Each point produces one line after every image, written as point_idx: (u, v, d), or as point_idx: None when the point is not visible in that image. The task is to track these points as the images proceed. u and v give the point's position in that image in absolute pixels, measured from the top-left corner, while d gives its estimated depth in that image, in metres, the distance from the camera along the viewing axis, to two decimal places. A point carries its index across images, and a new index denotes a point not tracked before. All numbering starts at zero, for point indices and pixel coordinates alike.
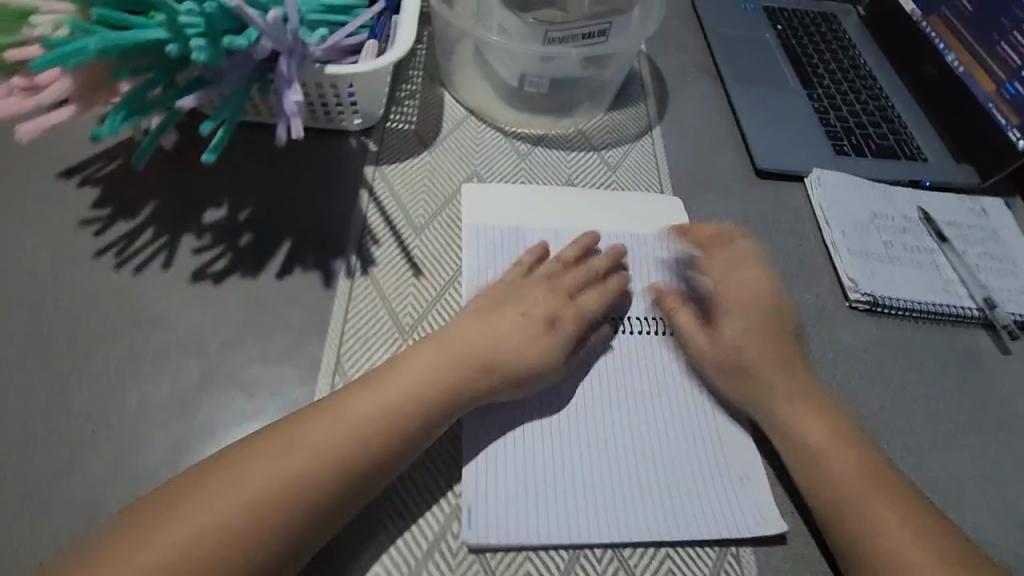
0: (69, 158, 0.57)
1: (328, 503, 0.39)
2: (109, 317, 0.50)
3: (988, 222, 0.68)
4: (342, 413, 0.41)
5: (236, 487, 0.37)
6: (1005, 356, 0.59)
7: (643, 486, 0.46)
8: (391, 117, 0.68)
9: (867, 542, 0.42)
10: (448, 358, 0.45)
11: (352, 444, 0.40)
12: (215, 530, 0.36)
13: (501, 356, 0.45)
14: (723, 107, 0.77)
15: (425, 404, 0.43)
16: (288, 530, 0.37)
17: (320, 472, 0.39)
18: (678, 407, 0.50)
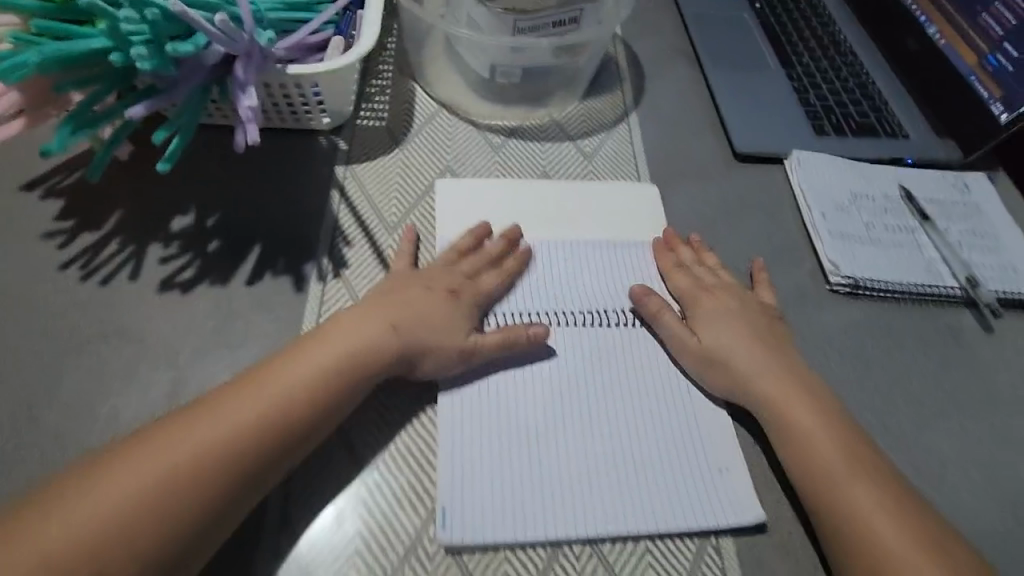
0: (31, 170, 0.56)
1: (255, 466, 0.39)
2: (76, 331, 0.49)
3: (970, 198, 0.68)
4: (263, 384, 0.41)
5: (161, 453, 0.37)
6: (987, 334, 0.59)
7: (616, 480, 0.45)
8: (361, 114, 0.66)
9: (857, 536, 0.41)
10: (368, 322, 0.46)
11: (278, 407, 0.41)
12: (137, 498, 0.35)
13: (414, 325, 0.47)
14: (702, 90, 0.75)
15: (346, 370, 0.44)
16: (216, 494, 0.37)
17: (247, 435, 0.39)
18: (639, 396, 0.50)
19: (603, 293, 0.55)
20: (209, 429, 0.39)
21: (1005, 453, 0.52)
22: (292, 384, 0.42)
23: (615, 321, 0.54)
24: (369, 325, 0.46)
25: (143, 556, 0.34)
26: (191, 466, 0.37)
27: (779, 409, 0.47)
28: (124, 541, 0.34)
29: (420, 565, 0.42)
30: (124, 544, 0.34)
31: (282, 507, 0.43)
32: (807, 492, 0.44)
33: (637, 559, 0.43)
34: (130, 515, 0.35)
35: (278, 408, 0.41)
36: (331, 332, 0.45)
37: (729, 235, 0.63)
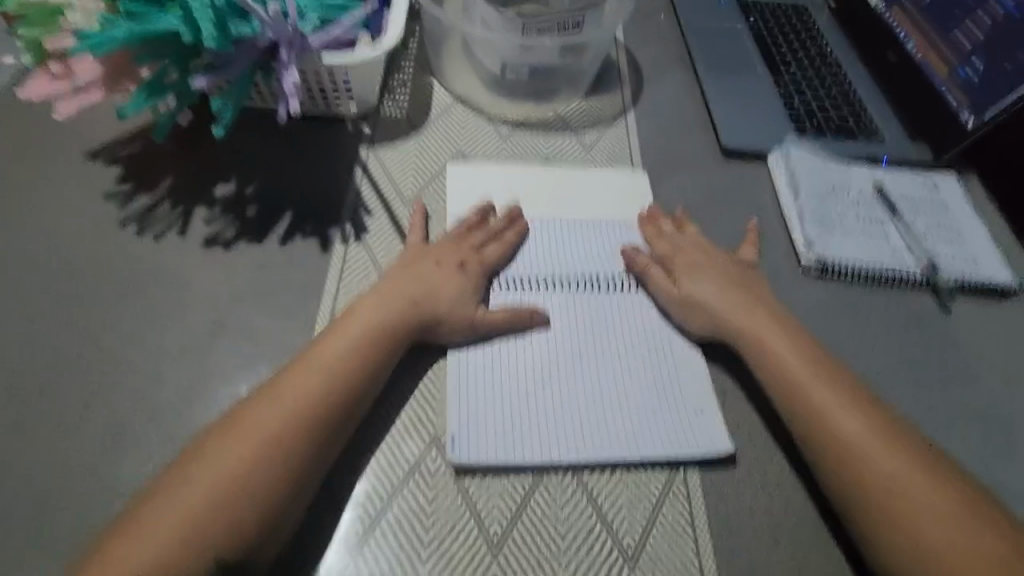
0: (96, 140, 0.64)
1: (318, 433, 0.44)
2: (132, 275, 0.56)
3: (937, 196, 0.74)
4: (303, 366, 0.46)
5: (236, 439, 0.42)
6: (945, 314, 0.65)
7: (621, 429, 0.51)
8: (385, 103, 0.74)
9: (911, 547, 0.43)
10: (389, 302, 0.51)
11: (325, 381, 0.46)
12: (226, 478, 0.40)
13: (426, 296, 0.52)
14: (696, 92, 0.82)
15: (376, 343, 0.49)
16: (290, 462, 0.42)
17: (304, 408, 0.44)
18: (636, 358, 0.55)
19: (593, 264, 0.61)
20: (273, 410, 0.44)
21: (954, 417, 0.58)
22: (333, 358, 0.47)
23: (604, 287, 0.60)
24: (392, 306, 0.51)
25: (245, 526, 0.40)
26: (263, 443, 0.42)
27: (793, 381, 0.50)
28: (228, 514, 0.39)
29: (423, 480, 0.48)
30: (228, 516, 0.39)
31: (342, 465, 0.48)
32: (836, 473, 0.47)
33: (613, 486, 0.49)
34: (223, 495, 0.40)
35: (326, 383, 0.45)
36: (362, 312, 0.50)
37: (712, 220, 0.69)
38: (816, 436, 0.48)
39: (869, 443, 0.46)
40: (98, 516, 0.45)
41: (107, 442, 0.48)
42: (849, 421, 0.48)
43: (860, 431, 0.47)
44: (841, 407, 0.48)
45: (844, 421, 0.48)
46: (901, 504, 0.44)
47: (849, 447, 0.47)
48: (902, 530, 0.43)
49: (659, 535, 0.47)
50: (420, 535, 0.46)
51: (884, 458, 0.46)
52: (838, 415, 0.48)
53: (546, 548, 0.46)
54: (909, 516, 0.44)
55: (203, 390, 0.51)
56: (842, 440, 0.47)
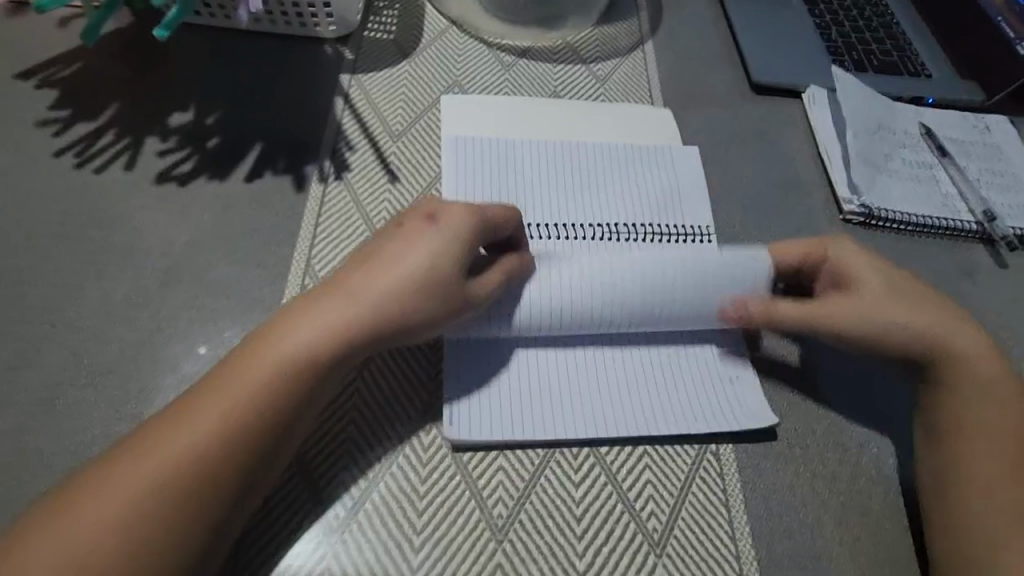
0: (25, 59, 0.55)
1: (282, 421, 0.35)
2: (71, 214, 0.48)
3: (990, 139, 0.66)
4: (244, 364, 0.36)
5: (187, 420, 0.34)
6: (1001, 270, 0.58)
7: (654, 420, 0.43)
8: (368, 26, 0.63)
9: (955, 541, 0.39)
10: (349, 283, 0.39)
11: (297, 363, 0.36)
12: (169, 467, 0.32)
13: (399, 272, 0.39)
14: (721, 22, 0.73)
15: (332, 328, 0.37)
16: (248, 452, 0.34)
17: (267, 393, 0.35)
18: (675, 342, 0.47)
19: (612, 209, 0.53)
20: (232, 394, 0.35)
21: None
22: (308, 337, 0.37)
23: (625, 235, 0.52)
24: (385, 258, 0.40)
25: (191, 527, 0.32)
26: (220, 433, 0.34)
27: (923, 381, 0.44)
28: (169, 513, 0.32)
29: (413, 456, 0.41)
30: (168, 517, 0.32)
31: (310, 466, 0.40)
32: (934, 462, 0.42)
33: (636, 462, 0.42)
34: (163, 490, 0.32)
35: (297, 367, 0.36)
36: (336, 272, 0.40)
37: (742, 161, 0.61)
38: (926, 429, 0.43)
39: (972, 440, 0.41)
40: (25, 495, 0.37)
41: (38, 409, 0.40)
42: (979, 403, 0.42)
43: (986, 417, 0.41)
44: (986, 388, 0.42)
45: (971, 400, 0.42)
46: (979, 493, 0.39)
47: (954, 421, 0.42)
48: (963, 513, 0.39)
49: (689, 517, 0.41)
50: (410, 518, 0.39)
51: (993, 452, 0.40)
52: (970, 392, 0.42)
53: (560, 533, 0.39)
54: (965, 522, 0.39)
55: (153, 348, 0.43)
56: (952, 414, 0.42)
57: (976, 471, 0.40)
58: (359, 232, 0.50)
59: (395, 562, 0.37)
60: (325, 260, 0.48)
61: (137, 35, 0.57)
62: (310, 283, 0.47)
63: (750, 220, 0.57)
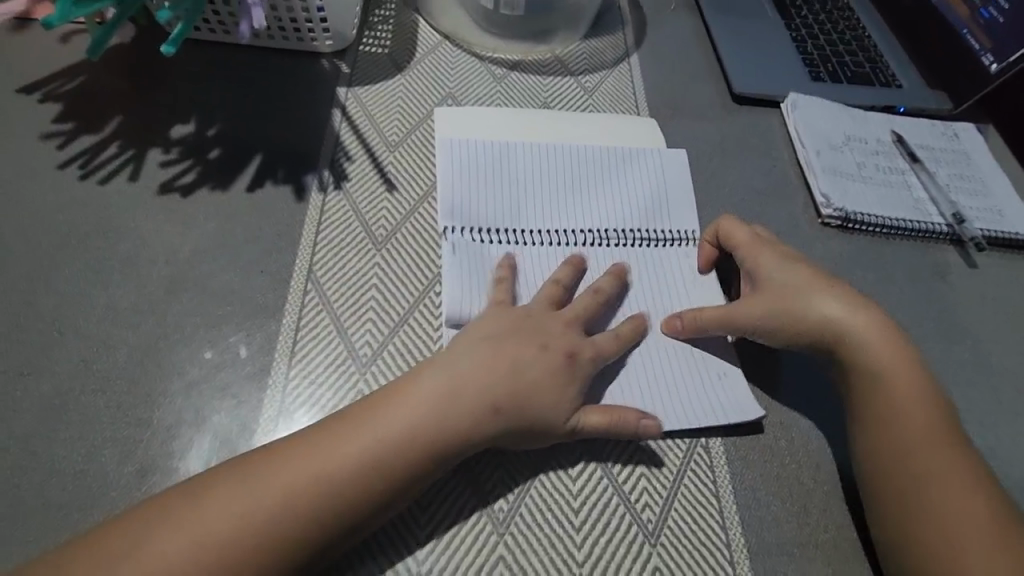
0: (26, 74, 0.56)
1: (402, 475, 0.38)
2: (76, 224, 0.49)
3: (958, 145, 0.69)
4: (357, 429, 0.38)
5: (285, 464, 0.37)
6: (971, 269, 0.61)
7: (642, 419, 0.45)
8: (363, 40, 0.65)
9: (917, 532, 0.40)
10: (470, 388, 0.40)
11: (429, 415, 0.39)
12: (295, 488, 0.36)
13: (515, 392, 0.41)
14: (702, 35, 0.76)
15: (439, 425, 0.39)
16: (364, 498, 0.37)
17: (398, 439, 0.38)
18: (668, 345, 0.49)
19: (605, 214, 0.55)
20: (364, 432, 0.38)
21: (984, 377, 0.54)
22: (441, 392, 0.40)
23: (615, 241, 0.54)
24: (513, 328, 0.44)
25: (291, 553, 0.35)
26: (343, 471, 0.37)
27: (873, 377, 0.45)
28: (276, 535, 0.35)
29: None
30: (285, 535, 0.35)
31: None
32: (888, 454, 0.43)
33: (629, 457, 0.44)
34: (283, 510, 0.35)
35: (428, 418, 0.39)
36: (453, 355, 0.42)
37: (725, 169, 0.64)
38: (880, 424, 0.44)
39: (920, 430, 0.43)
40: (37, 499, 0.38)
41: (48, 415, 0.41)
42: (901, 395, 0.44)
43: (912, 409, 0.44)
44: (903, 379, 0.45)
45: (898, 394, 0.45)
46: (925, 490, 0.41)
47: (883, 422, 0.44)
48: (923, 515, 0.40)
49: (681, 508, 0.43)
50: (420, 520, 0.40)
51: (921, 442, 0.43)
52: (902, 388, 0.45)
53: (558, 525, 0.41)
54: (928, 510, 0.40)
55: (159, 354, 0.44)
56: (879, 415, 0.44)
57: (912, 469, 0.42)
58: (361, 240, 0.51)
59: (402, 557, 0.39)
60: (328, 268, 0.49)
61: (134, 50, 0.59)
62: (313, 289, 0.48)
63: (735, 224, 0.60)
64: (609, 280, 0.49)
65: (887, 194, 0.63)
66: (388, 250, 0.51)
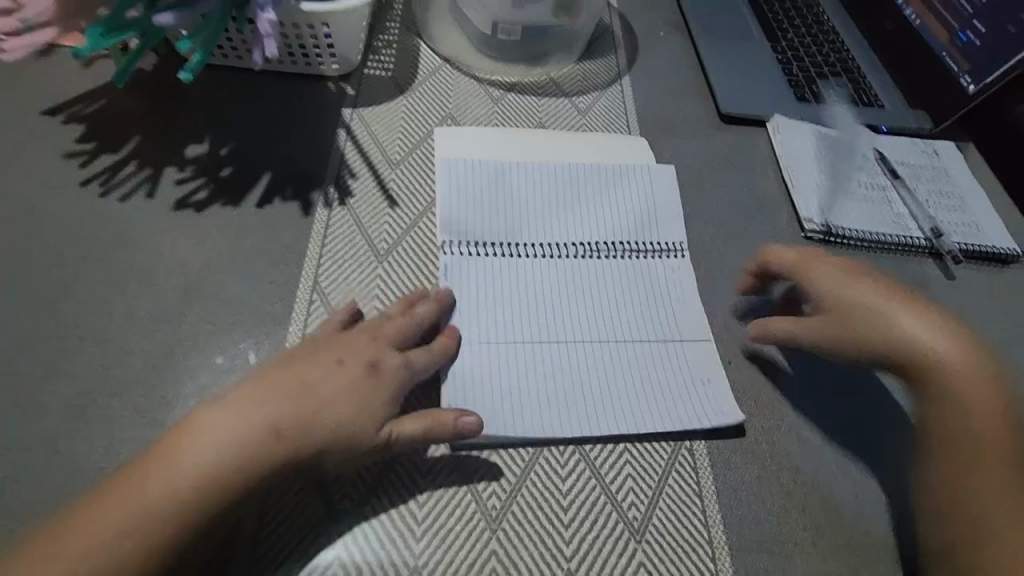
0: (52, 97, 0.59)
1: (220, 498, 0.37)
2: (97, 237, 0.52)
3: (938, 162, 0.72)
4: (152, 473, 0.37)
5: (91, 526, 0.35)
6: (949, 281, 0.63)
7: (630, 422, 0.47)
8: (368, 64, 0.69)
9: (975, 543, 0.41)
10: (260, 408, 0.39)
11: (224, 443, 0.38)
12: (102, 547, 0.35)
13: (308, 407, 0.40)
14: (692, 57, 0.79)
15: (237, 450, 0.38)
16: (180, 526, 0.36)
17: (213, 463, 0.37)
18: (656, 353, 0.51)
19: (592, 228, 0.58)
20: (160, 476, 0.37)
21: None
22: (235, 413, 0.39)
23: (606, 253, 0.57)
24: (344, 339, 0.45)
25: None
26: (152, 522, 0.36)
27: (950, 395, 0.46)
28: None
29: (416, 456, 0.44)
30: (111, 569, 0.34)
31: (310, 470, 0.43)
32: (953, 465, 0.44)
33: (617, 458, 0.46)
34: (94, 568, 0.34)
35: (222, 449, 0.38)
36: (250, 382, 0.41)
37: (712, 185, 0.67)
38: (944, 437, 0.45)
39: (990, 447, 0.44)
40: (56, 494, 0.41)
41: (69, 415, 0.44)
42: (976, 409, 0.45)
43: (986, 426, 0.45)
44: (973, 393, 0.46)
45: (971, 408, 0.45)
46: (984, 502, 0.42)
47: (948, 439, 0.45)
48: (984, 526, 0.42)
49: (666, 507, 0.45)
50: (416, 516, 0.42)
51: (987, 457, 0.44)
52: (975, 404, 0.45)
53: (548, 522, 0.43)
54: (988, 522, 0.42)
55: (175, 358, 0.47)
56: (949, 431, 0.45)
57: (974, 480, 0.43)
58: (363, 252, 0.54)
59: (399, 551, 0.41)
60: (332, 279, 0.52)
61: (153, 74, 0.62)
62: (318, 299, 0.51)
63: (721, 236, 0.62)
64: (428, 306, 0.49)
65: (869, 209, 0.66)
66: (388, 262, 0.54)
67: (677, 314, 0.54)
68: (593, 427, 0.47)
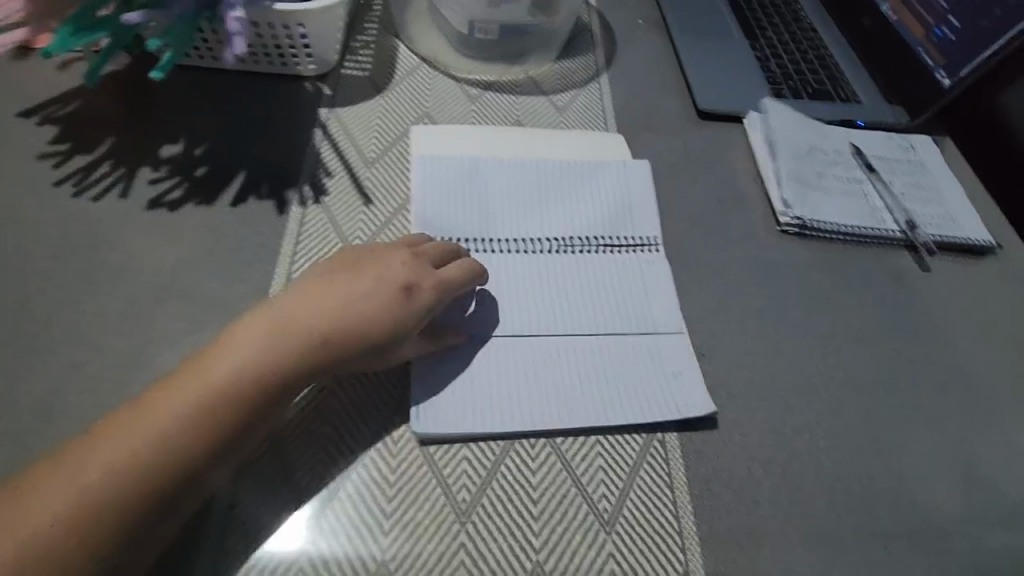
0: (27, 99, 0.59)
1: (242, 413, 0.37)
2: (69, 237, 0.52)
3: (914, 156, 0.73)
4: (182, 387, 0.37)
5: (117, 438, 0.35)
6: (925, 273, 0.63)
7: (601, 413, 0.47)
8: (345, 64, 0.69)
9: None
10: (296, 325, 0.40)
11: (256, 358, 0.38)
12: (125, 461, 0.34)
13: (344, 323, 0.41)
14: (670, 55, 0.79)
15: (273, 363, 0.38)
16: (203, 441, 0.36)
17: (182, 428, 0.36)
18: (629, 345, 0.52)
19: (567, 223, 0.58)
20: (190, 390, 0.37)
21: (935, 371, 0.56)
22: (270, 329, 0.39)
23: (580, 248, 0.57)
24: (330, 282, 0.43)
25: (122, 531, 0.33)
26: (178, 434, 0.35)
27: None
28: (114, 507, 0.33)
29: (386, 450, 0.45)
30: (73, 546, 0.32)
31: (278, 465, 0.43)
32: None
33: (588, 451, 0.46)
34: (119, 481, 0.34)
35: (255, 364, 0.38)
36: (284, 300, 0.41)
37: (689, 181, 0.67)
38: None
39: None
40: None
41: (37, 413, 0.44)
42: None
43: None
44: None
45: None
46: None
47: None
48: None
49: (637, 498, 0.45)
50: (385, 510, 0.42)
51: None
52: None
53: (517, 515, 0.43)
54: None
55: (145, 356, 0.47)
56: None
57: None
58: (336, 249, 0.54)
59: (367, 545, 0.41)
60: (304, 276, 0.52)
61: (130, 76, 0.63)
62: None
63: (697, 231, 0.62)
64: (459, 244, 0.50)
65: (846, 202, 0.66)
66: None
67: (651, 308, 0.54)
68: (564, 420, 0.47)
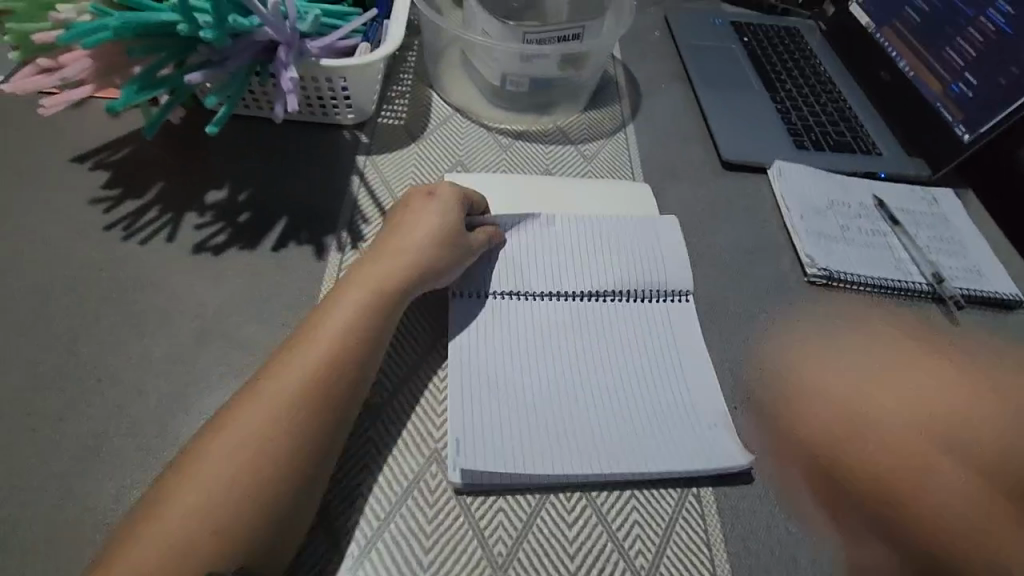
0: (81, 145, 0.62)
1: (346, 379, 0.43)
2: (118, 279, 0.54)
3: (937, 209, 0.73)
4: (289, 365, 0.42)
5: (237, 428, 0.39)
6: (953, 326, 0.64)
7: (637, 462, 0.47)
8: (382, 113, 0.72)
9: None
10: (370, 283, 0.48)
11: (346, 326, 0.45)
12: (257, 440, 0.39)
13: (406, 272, 0.50)
14: (693, 107, 0.82)
15: (363, 325, 0.46)
16: (320, 410, 0.41)
17: (275, 413, 0.40)
18: (662, 396, 0.52)
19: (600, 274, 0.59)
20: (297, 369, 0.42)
21: None
22: (352, 299, 0.47)
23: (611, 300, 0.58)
24: (375, 263, 0.50)
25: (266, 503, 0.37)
26: (297, 407, 0.40)
27: None
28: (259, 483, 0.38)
29: (422, 498, 0.45)
30: (215, 533, 0.35)
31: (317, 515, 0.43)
32: None
33: (623, 505, 0.46)
34: (256, 458, 0.38)
35: (347, 332, 0.45)
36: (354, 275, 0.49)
37: (715, 230, 0.68)
38: None
39: None
40: (64, 534, 0.41)
41: (83, 454, 0.44)
42: None
43: None
44: None
45: None
46: None
47: None
48: None
49: (673, 555, 0.44)
50: (422, 562, 0.42)
51: None
52: None
53: (554, 570, 0.43)
54: None
55: (188, 399, 0.48)
56: None
57: None
58: None
59: None
60: None
61: (178, 124, 0.65)
62: None
63: (725, 281, 0.63)
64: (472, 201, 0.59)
65: (871, 255, 0.67)
66: None
67: (682, 359, 0.55)
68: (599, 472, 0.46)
